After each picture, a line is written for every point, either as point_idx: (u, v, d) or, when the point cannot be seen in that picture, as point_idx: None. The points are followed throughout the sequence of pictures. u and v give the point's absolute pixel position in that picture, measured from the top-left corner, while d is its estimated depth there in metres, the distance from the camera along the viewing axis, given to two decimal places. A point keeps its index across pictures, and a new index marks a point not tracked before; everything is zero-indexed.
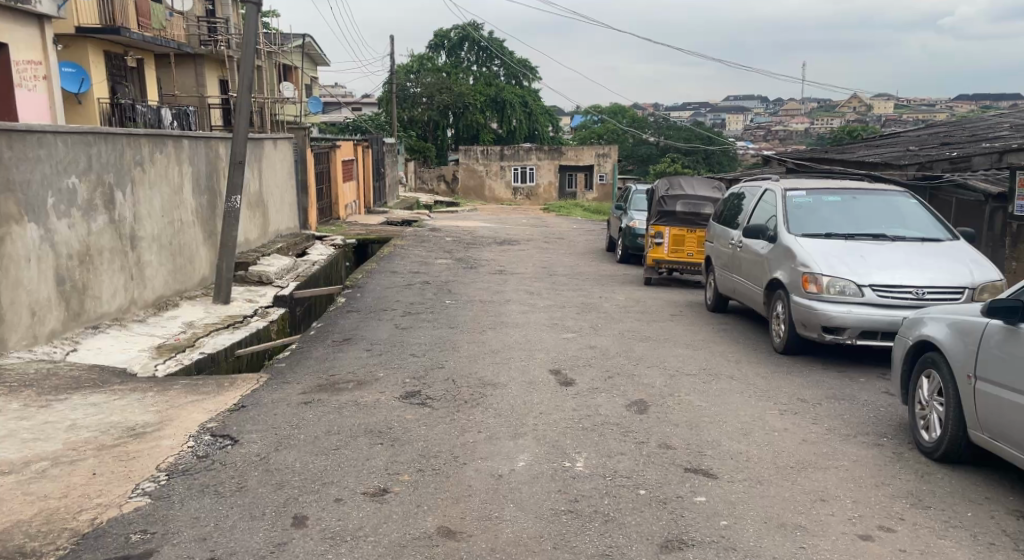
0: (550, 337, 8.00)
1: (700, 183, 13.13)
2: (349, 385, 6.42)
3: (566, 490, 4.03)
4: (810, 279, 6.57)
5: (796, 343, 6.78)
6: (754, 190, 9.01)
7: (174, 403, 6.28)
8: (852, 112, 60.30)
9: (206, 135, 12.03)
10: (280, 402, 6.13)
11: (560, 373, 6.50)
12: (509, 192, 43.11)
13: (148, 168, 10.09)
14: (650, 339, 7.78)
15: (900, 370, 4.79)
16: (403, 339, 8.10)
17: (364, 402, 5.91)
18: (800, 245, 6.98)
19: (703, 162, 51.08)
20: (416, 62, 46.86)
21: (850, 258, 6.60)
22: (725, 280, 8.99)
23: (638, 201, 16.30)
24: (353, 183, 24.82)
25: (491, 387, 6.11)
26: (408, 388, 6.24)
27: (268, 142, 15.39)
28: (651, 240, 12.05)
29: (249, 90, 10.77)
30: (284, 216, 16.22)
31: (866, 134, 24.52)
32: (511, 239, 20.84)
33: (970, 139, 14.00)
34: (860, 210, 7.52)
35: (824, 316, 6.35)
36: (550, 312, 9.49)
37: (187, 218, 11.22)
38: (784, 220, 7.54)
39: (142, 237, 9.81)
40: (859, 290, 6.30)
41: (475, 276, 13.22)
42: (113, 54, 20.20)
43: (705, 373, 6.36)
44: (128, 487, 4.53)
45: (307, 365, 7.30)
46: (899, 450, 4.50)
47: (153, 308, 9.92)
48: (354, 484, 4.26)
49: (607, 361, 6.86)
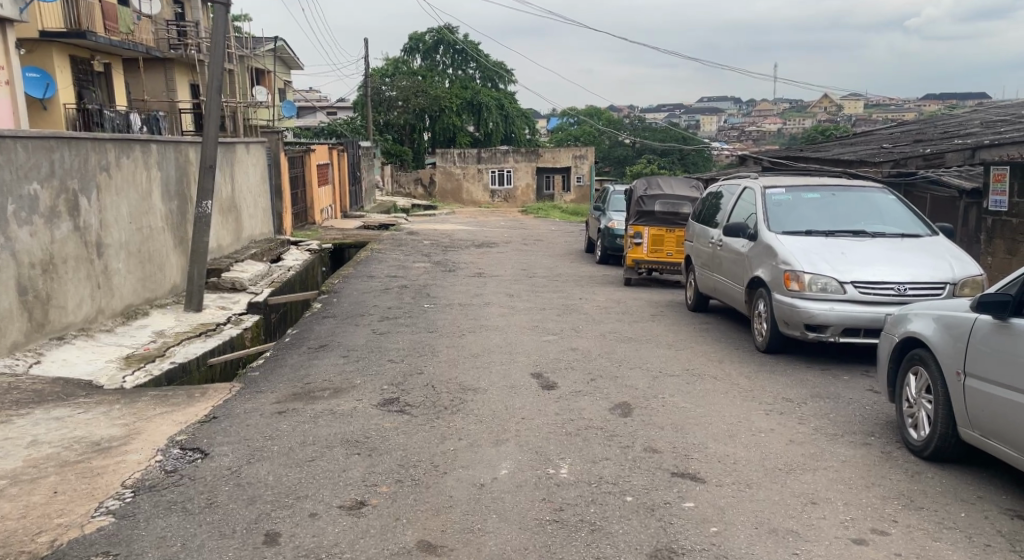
0: (531, 340, 7.87)
1: (678, 182, 13.03)
2: (324, 394, 6.23)
3: (550, 498, 3.90)
4: (792, 277, 6.48)
5: (779, 341, 6.69)
6: (733, 188, 8.94)
7: (143, 416, 6.09)
8: (823, 112, 61.01)
9: (175, 139, 11.77)
10: (253, 412, 5.94)
11: (542, 376, 6.36)
12: (487, 195, 43.06)
13: (114, 173, 9.84)
14: (632, 341, 7.66)
15: (885, 367, 4.68)
16: (381, 344, 7.93)
17: (340, 411, 5.73)
18: (781, 242, 6.89)
19: (679, 162, 51.18)
20: (391, 66, 46.67)
21: (831, 255, 6.52)
22: (706, 279, 8.89)
23: (617, 202, 16.21)
24: (329, 186, 24.52)
25: (471, 392, 5.97)
26: (386, 395, 6.07)
27: (240, 145, 15.12)
28: (630, 240, 12.00)
29: (218, 92, 10.54)
30: (257, 221, 15.95)
31: (840, 133, 24.73)
32: (490, 241, 20.73)
33: (943, 136, 14.08)
34: (839, 207, 7.46)
35: (806, 314, 6.27)
36: (530, 315, 9.37)
37: (156, 224, 10.96)
38: (763, 218, 7.46)
39: (109, 244, 9.57)
40: (840, 286, 6.23)
41: (453, 279, 13.06)
42: (80, 58, 19.85)
43: (688, 374, 6.25)
44: (91, 506, 4.33)
45: (282, 373, 7.10)
46: (887, 448, 4.37)
47: (121, 318, 9.67)
48: (330, 497, 4.09)
49: (589, 364, 6.74)
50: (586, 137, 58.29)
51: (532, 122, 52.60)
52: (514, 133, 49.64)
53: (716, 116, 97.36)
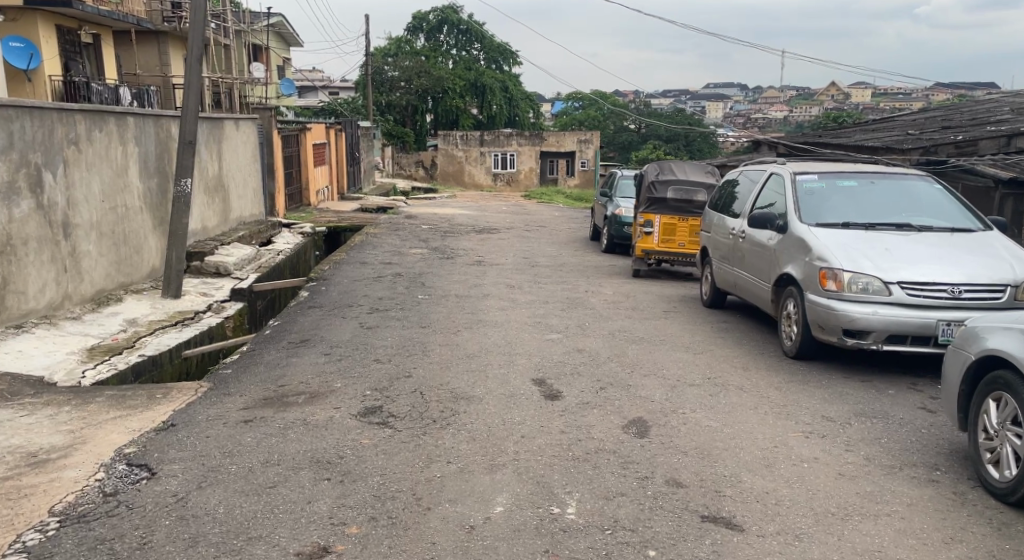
0: (532, 338, 7.14)
1: (692, 167, 12.13)
2: (299, 399, 5.52)
3: (555, 550, 3.19)
4: (829, 275, 5.74)
5: (811, 347, 5.98)
6: (757, 174, 8.18)
7: (92, 422, 5.38)
8: (831, 100, 60.27)
9: (155, 112, 11.01)
10: (215, 420, 5.22)
11: (545, 383, 5.64)
12: (489, 178, 42.26)
13: (84, 148, 9.10)
14: (643, 342, 6.93)
15: (956, 390, 3.93)
16: (368, 341, 7.21)
17: (314, 422, 5.03)
18: (816, 236, 6.15)
19: (685, 148, 50.47)
20: (394, 45, 45.55)
21: (873, 252, 5.77)
22: (724, 273, 8.17)
23: (625, 187, 15.44)
24: (325, 166, 23.70)
25: (465, 401, 5.25)
26: (367, 403, 5.34)
27: (229, 121, 14.31)
28: (640, 229, 11.26)
29: (199, 62, 9.77)
30: (247, 201, 15.18)
31: (854, 121, 23.95)
32: (491, 226, 19.97)
33: (972, 123, 13.27)
34: (878, 196, 6.71)
35: (845, 318, 5.55)
36: (533, 309, 8.62)
37: (133, 204, 10.23)
38: (794, 208, 6.71)
39: (78, 225, 8.85)
40: (884, 287, 5.48)
41: (451, 267, 12.31)
42: (67, 28, 19.05)
43: (710, 384, 5.52)
44: (6, 539, 3.63)
45: (256, 373, 6.38)
46: (959, 489, 3.63)
47: (91, 304, 8.97)
48: (289, 541, 3.39)
49: (598, 369, 6.00)
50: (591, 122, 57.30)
51: (537, 105, 51.54)
52: (518, 116, 48.69)
53: (720, 103, 96.09)
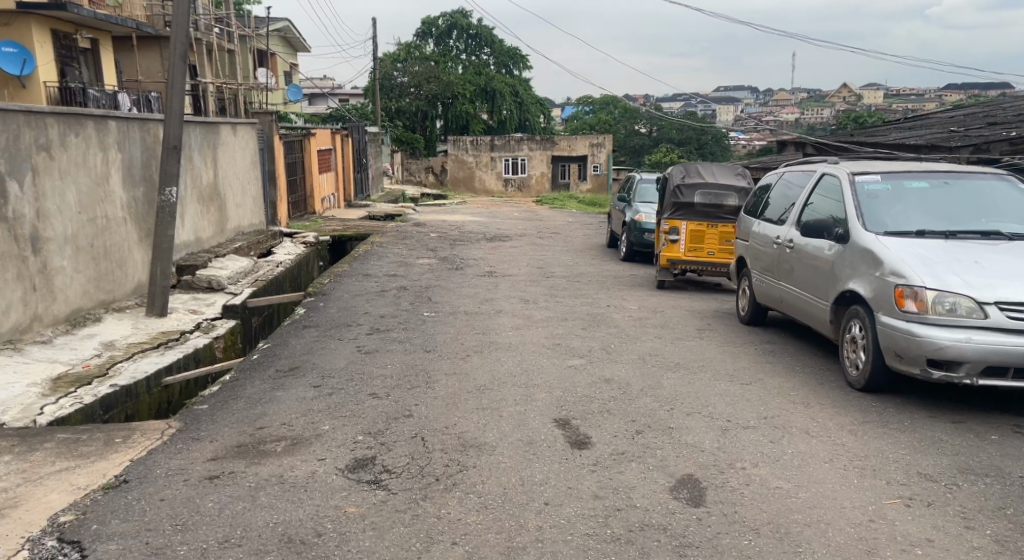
0: (552, 365, 6.22)
1: (722, 169, 11.15)
2: (277, 448, 4.63)
3: None
4: (907, 294, 4.83)
5: (883, 378, 5.08)
6: (801, 174, 7.22)
7: (31, 477, 4.47)
8: (844, 100, 59.36)
9: (141, 116, 10.21)
10: (174, 476, 4.33)
11: (569, 426, 4.73)
12: (500, 184, 41.47)
13: (57, 154, 8.28)
14: (680, 369, 6.01)
15: None
16: (364, 370, 6.31)
17: (293, 479, 4.14)
18: (886, 246, 5.22)
19: (698, 152, 49.58)
20: (404, 50, 44.63)
21: (960, 264, 4.87)
22: (765, 287, 7.24)
23: (646, 192, 14.49)
24: (331, 173, 22.89)
25: (475, 452, 4.35)
26: (358, 453, 4.45)
27: (225, 127, 13.48)
28: (665, 237, 10.35)
29: (182, 60, 8.94)
30: (245, 210, 14.33)
31: (878, 120, 22.99)
32: (503, 233, 19.10)
33: (1019, 119, 12.31)
34: (954, 199, 5.79)
35: (931, 346, 4.65)
36: (551, 328, 7.70)
37: (114, 215, 9.40)
38: (856, 213, 5.78)
39: (50, 238, 8.01)
40: (979, 308, 4.59)
41: (461, 280, 11.43)
42: (62, 33, 18.30)
43: (770, 427, 4.60)
44: None
45: (234, 411, 5.49)
46: None
47: (65, 325, 8.13)
48: None
49: (631, 406, 5.08)
50: (601, 125, 55.93)
51: (548, 109, 50.52)
52: (529, 120, 47.81)
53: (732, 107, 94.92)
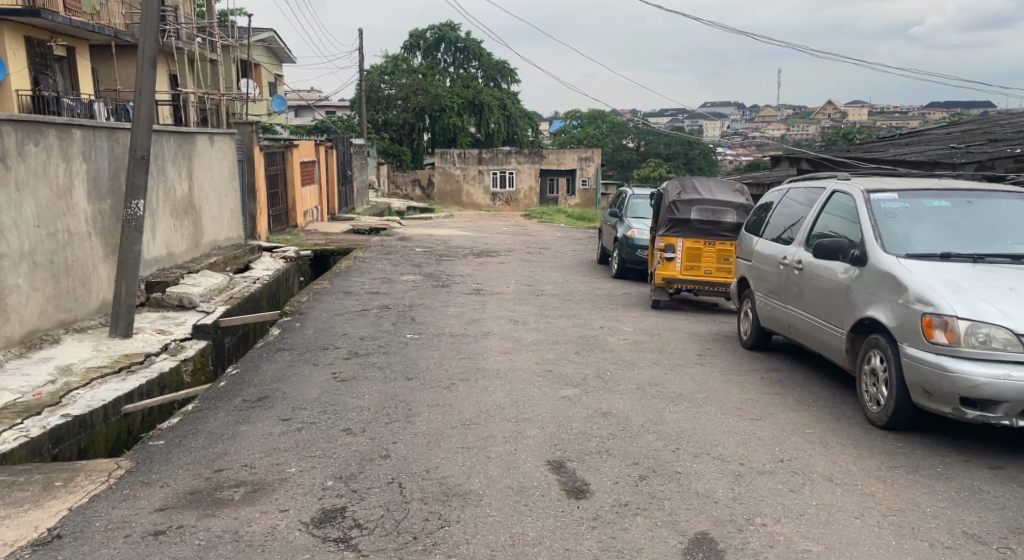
0: (544, 396, 5.73)
1: (719, 185, 10.69)
2: (235, 496, 4.11)
3: None
4: (936, 324, 4.38)
5: (908, 416, 4.63)
6: (808, 191, 6.77)
7: None
8: (828, 116, 59.60)
9: (109, 124, 9.69)
10: (115, 530, 3.79)
11: (565, 470, 4.23)
12: (487, 198, 41.08)
13: (14, 164, 7.74)
14: (684, 401, 5.53)
15: None
16: (339, 401, 5.77)
17: (250, 535, 3.62)
18: (910, 270, 4.77)
19: (685, 167, 49.45)
20: (391, 63, 44.24)
21: (993, 291, 4.43)
22: (770, 310, 6.79)
23: (638, 207, 14.06)
24: (314, 186, 22.36)
25: (458, 502, 3.85)
26: (327, 502, 3.94)
27: (201, 137, 12.94)
28: (660, 254, 9.89)
29: (152, 66, 8.44)
30: (221, 223, 13.76)
31: (868, 136, 22.77)
32: (490, 249, 18.62)
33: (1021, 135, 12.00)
34: (978, 219, 5.36)
35: (965, 383, 4.20)
36: (542, 352, 7.21)
37: (78, 229, 8.85)
38: (873, 234, 5.33)
39: (4, 254, 7.46)
40: (1017, 342, 4.15)
41: (446, 298, 10.93)
42: (37, 40, 17.72)
43: (788, 472, 4.12)
44: None
45: (191, 450, 4.95)
46: None
47: (19, 348, 7.56)
48: None
49: (632, 446, 4.59)
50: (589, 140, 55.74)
51: (536, 122, 50.27)
52: (517, 134, 47.49)
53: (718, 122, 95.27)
